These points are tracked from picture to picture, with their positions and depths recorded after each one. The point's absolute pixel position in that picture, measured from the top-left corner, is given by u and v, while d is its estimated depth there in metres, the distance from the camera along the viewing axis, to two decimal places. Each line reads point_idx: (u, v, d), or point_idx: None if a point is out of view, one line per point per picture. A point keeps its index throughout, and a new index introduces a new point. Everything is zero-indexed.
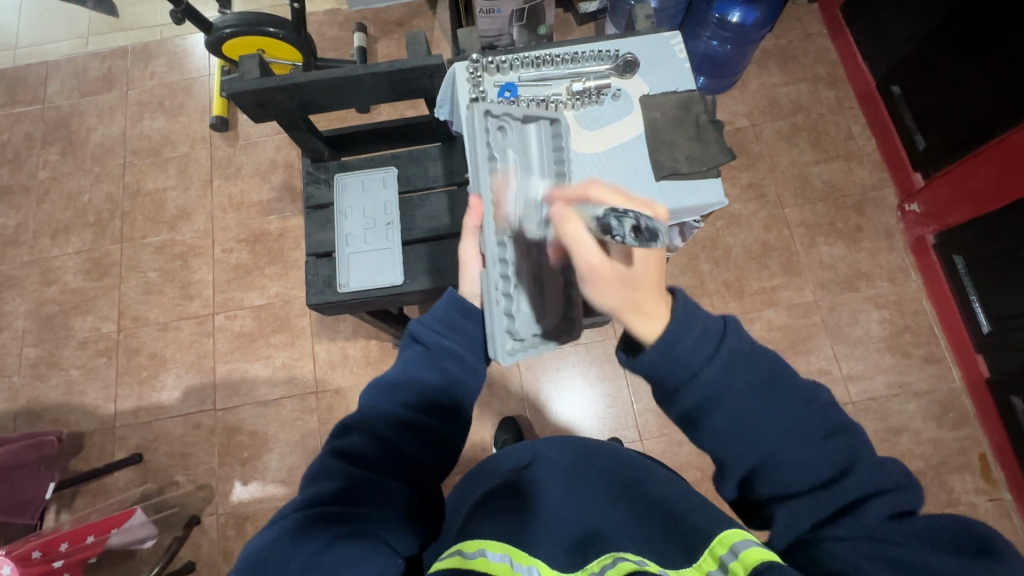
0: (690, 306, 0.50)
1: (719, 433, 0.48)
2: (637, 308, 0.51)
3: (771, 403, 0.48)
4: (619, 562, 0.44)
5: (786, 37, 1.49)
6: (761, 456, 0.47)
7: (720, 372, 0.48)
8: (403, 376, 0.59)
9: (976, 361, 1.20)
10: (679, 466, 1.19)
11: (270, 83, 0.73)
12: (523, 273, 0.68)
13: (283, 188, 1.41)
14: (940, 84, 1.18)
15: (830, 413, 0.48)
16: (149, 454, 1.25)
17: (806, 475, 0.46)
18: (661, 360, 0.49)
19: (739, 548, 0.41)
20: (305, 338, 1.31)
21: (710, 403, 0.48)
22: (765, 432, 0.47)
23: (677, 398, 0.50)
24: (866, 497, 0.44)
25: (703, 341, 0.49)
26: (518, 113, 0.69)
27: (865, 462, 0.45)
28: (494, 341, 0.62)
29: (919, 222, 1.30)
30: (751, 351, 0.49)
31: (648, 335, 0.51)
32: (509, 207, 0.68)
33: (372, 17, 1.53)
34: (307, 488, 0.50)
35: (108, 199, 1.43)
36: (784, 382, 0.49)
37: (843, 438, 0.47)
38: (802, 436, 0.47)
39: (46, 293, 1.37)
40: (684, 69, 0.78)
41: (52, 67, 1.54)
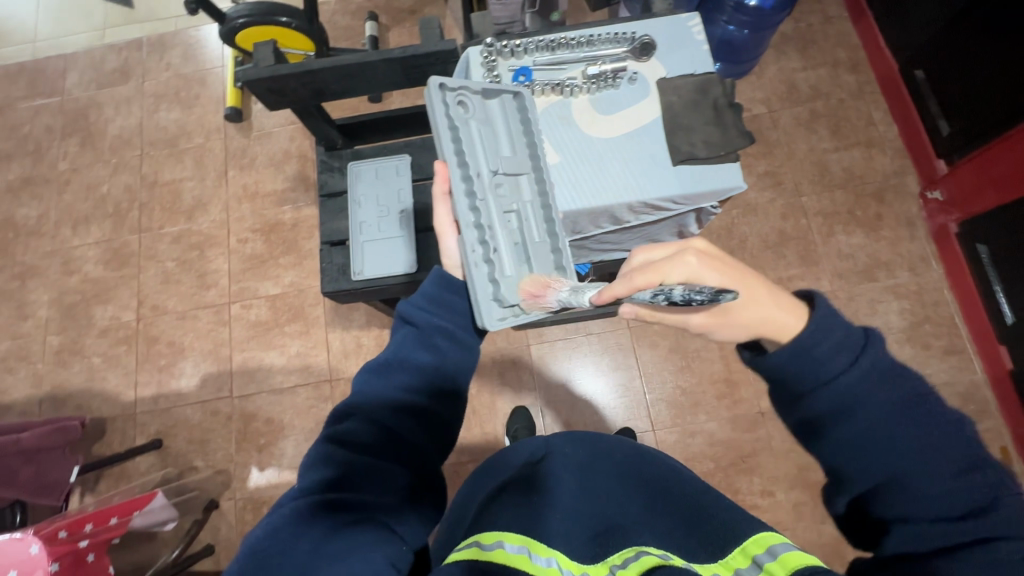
0: (833, 314, 0.49)
1: (849, 447, 0.46)
2: (762, 321, 0.50)
3: (916, 426, 0.45)
4: (642, 556, 0.44)
5: (806, 21, 1.46)
6: (891, 474, 0.44)
7: (859, 380, 0.47)
8: (394, 355, 0.59)
9: (1000, 353, 1.17)
10: (690, 456, 1.19)
11: (285, 71, 0.73)
12: (506, 239, 0.68)
13: (297, 178, 1.42)
14: (966, 68, 1.14)
15: (972, 447, 0.45)
16: (168, 440, 1.28)
17: (932, 508, 0.43)
18: (791, 360, 0.49)
19: (776, 551, 0.41)
20: (320, 327, 1.32)
21: (843, 411, 0.47)
22: (894, 446, 0.45)
23: (805, 400, 0.49)
24: (1001, 536, 0.40)
25: (843, 348, 0.48)
26: (475, 87, 0.69)
27: (1009, 504, 0.42)
28: (480, 309, 0.62)
29: (942, 210, 1.26)
30: (894, 367, 0.47)
31: (782, 335, 0.50)
32: (479, 174, 0.68)
33: (384, 5, 1.52)
34: (307, 477, 0.51)
35: (126, 190, 1.45)
36: (930, 409, 0.46)
37: (984, 475, 0.43)
38: (934, 467, 0.44)
39: (68, 282, 1.40)
40: (701, 52, 0.77)
41: (70, 59, 1.56)
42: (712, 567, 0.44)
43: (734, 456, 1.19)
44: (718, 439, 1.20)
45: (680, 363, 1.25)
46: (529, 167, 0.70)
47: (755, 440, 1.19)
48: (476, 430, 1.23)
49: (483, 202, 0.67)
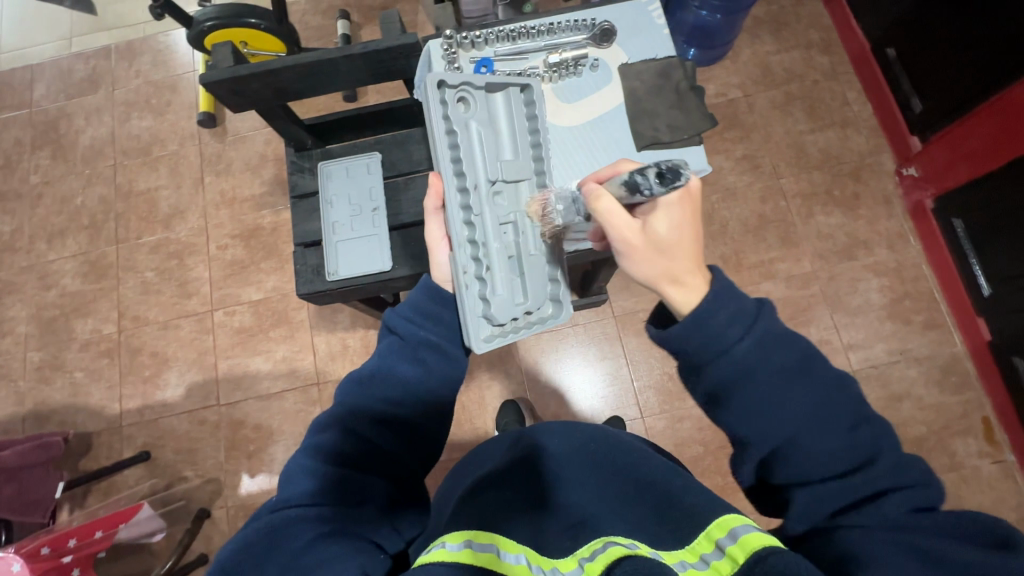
0: (729, 283, 0.49)
1: (749, 417, 0.46)
2: (676, 277, 0.50)
3: (808, 389, 0.45)
4: (608, 547, 0.44)
5: (779, 3, 1.46)
6: (786, 440, 0.45)
7: (754, 351, 0.46)
8: (378, 367, 0.59)
9: (978, 325, 1.19)
10: (679, 441, 1.20)
11: (244, 71, 0.72)
12: (500, 255, 0.66)
13: (275, 182, 1.41)
14: (936, 42, 1.15)
15: (859, 405, 0.46)
16: (156, 451, 1.26)
17: (827, 469, 0.45)
18: (693, 330, 0.47)
19: (738, 534, 0.41)
20: (305, 330, 1.31)
21: (740, 381, 0.46)
22: (787, 414, 0.45)
23: (704, 373, 0.48)
24: (886, 490, 0.43)
25: (736, 319, 0.47)
26: (478, 83, 0.66)
27: (889, 457, 0.44)
28: (468, 330, 0.62)
29: (917, 186, 1.28)
30: (783, 334, 0.47)
31: (682, 305, 0.50)
32: (477, 186, 0.65)
33: (356, 3, 1.51)
34: (290, 486, 0.51)
35: (101, 201, 1.43)
36: (817, 370, 0.46)
37: (870, 429, 0.45)
38: (830, 427, 0.45)
39: (46, 297, 1.37)
40: (663, 36, 0.77)
41: (37, 70, 1.53)
42: (678, 554, 0.44)
43: (723, 439, 1.20)
44: (706, 423, 1.21)
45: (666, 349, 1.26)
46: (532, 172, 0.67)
47: None
48: (466, 426, 1.23)
49: (480, 217, 0.65)
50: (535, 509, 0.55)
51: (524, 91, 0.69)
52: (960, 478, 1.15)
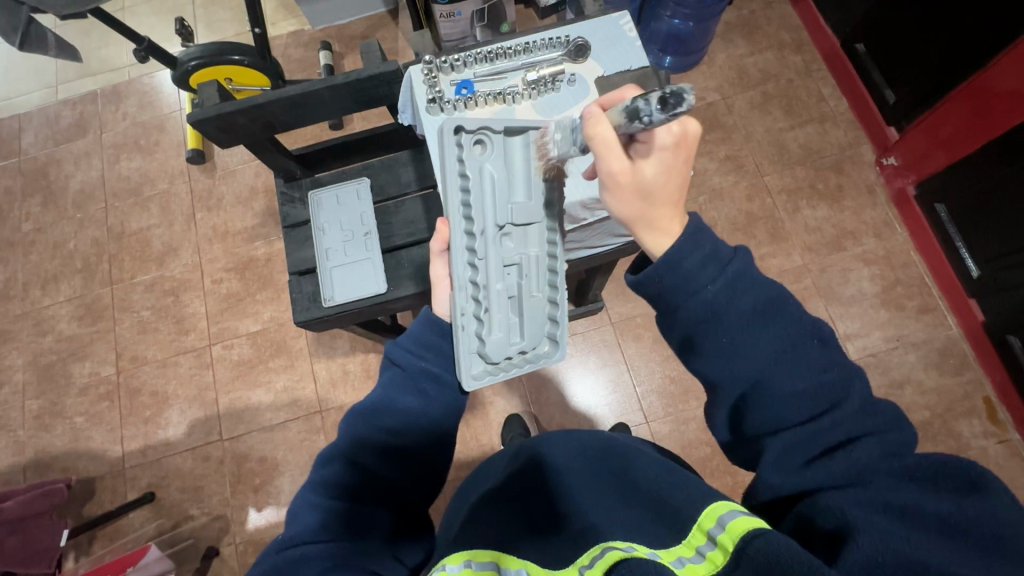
0: (703, 227, 0.47)
1: (719, 357, 0.47)
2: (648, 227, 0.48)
3: (778, 328, 0.46)
4: (607, 552, 0.44)
5: (748, 8, 1.50)
6: (753, 381, 0.46)
7: (723, 293, 0.46)
8: (379, 401, 0.59)
9: (971, 306, 1.20)
10: (686, 443, 1.20)
11: (230, 107, 0.74)
12: (501, 295, 0.63)
13: (266, 213, 1.42)
14: (905, 34, 1.18)
15: (832, 350, 0.46)
16: (161, 491, 1.25)
17: (799, 412, 0.45)
18: (663, 274, 0.47)
19: (724, 522, 0.42)
20: (305, 358, 1.31)
21: (710, 322, 0.46)
22: (755, 354, 0.46)
23: (677, 313, 0.48)
24: (855, 437, 0.44)
25: (710, 262, 0.46)
26: (498, 126, 0.56)
27: (857, 401, 0.44)
28: (461, 365, 0.61)
29: (898, 174, 1.30)
30: (755, 277, 0.47)
31: (657, 247, 0.48)
32: (484, 230, 0.60)
33: (336, 34, 1.54)
34: (298, 522, 0.52)
35: (94, 244, 1.43)
36: (789, 312, 0.46)
37: (839, 372, 0.45)
38: (801, 368, 0.45)
39: (43, 343, 1.37)
40: (636, 48, 0.79)
41: (24, 119, 1.54)
42: (676, 549, 0.44)
43: None
44: None
45: (666, 352, 1.26)
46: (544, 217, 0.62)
47: None
48: (471, 443, 1.23)
49: (484, 260, 0.61)
50: (542, 526, 0.55)
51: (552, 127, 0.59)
52: (968, 460, 1.15)
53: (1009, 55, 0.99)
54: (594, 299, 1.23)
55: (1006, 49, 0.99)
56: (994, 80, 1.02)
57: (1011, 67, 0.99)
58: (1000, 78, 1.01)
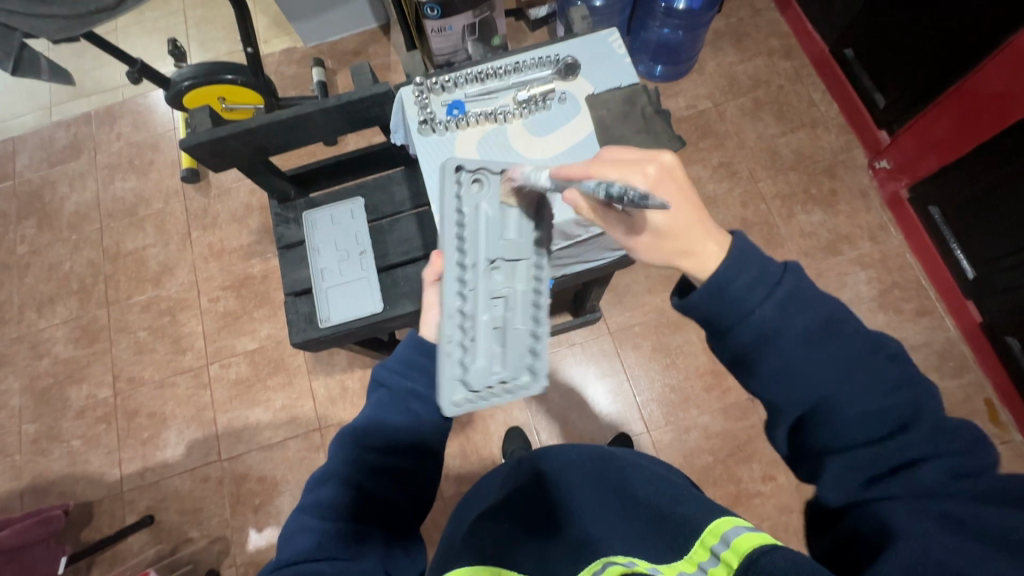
0: (751, 246, 0.46)
1: (778, 380, 0.45)
2: (689, 249, 0.49)
3: (835, 348, 0.44)
4: (609, 566, 0.47)
5: (736, 16, 1.51)
6: (816, 400, 0.44)
7: (776, 314, 0.45)
8: (372, 420, 0.58)
9: (968, 308, 1.20)
10: (688, 452, 1.20)
11: (223, 131, 0.74)
12: (486, 325, 0.61)
13: (262, 230, 1.42)
14: (894, 39, 1.19)
15: (900, 367, 0.45)
16: (159, 514, 1.24)
17: (861, 433, 0.43)
18: (711, 299, 0.46)
19: (728, 539, 0.41)
20: (302, 375, 1.30)
21: (766, 343, 0.45)
22: (817, 373, 0.44)
23: (730, 335, 0.47)
24: (921, 458, 0.42)
25: (760, 281, 0.45)
26: (497, 166, 0.59)
27: (929, 420, 0.42)
28: (442, 390, 0.57)
29: (891, 177, 1.31)
30: (811, 295, 0.45)
31: (702, 272, 0.48)
32: (475, 262, 0.60)
33: (328, 51, 1.55)
34: (292, 547, 0.51)
35: (90, 265, 1.43)
36: (846, 333, 0.45)
37: (907, 393, 0.43)
38: (862, 382, 0.44)
39: (39, 366, 1.36)
40: (625, 65, 0.80)
41: (19, 142, 1.55)
42: (677, 564, 0.44)
43: (731, 446, 1.19)
44: (713, 431, 1.20)
45: (665, 360, 1.26)
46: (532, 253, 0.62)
47: (749, 427, 1.20)
48: (472, 457, 1.22)
49: (474, 289, 0.60)
50: (541, 538, 0.54)
51: None
52: None
53: (996, 59, 0.99)
54: (591, 310, 1.22)
55: (993, 52, 1.00)
56: (980, 84, 1.03)
57: (999, 71, 0.99)
58: (988, 81, 1.02)
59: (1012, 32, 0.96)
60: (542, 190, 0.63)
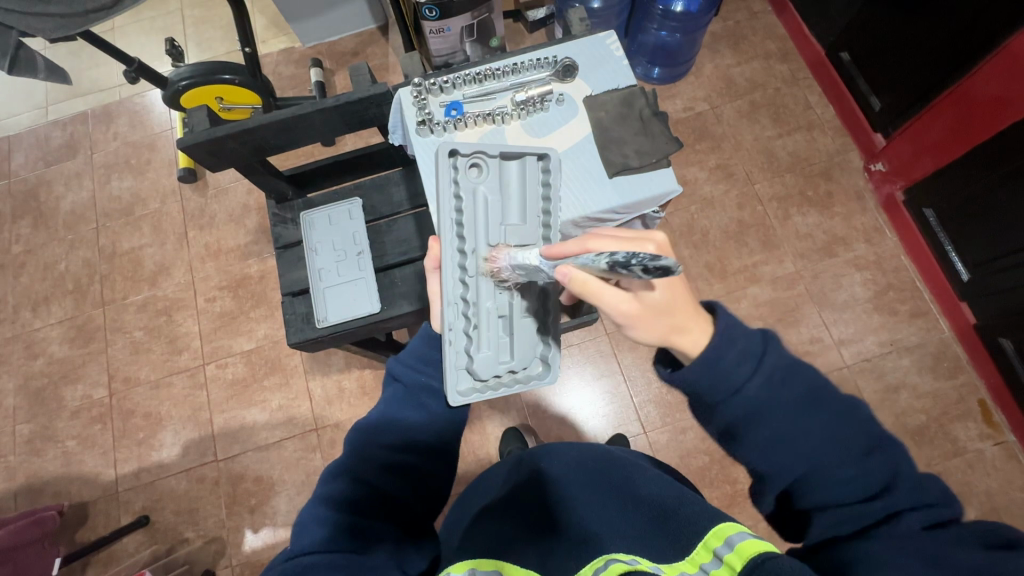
0: (733, 321, 0.48)
1: (764, 449, 0.46)
2: (676, 328, 0.49)
3: (817, 418, 0.46)
4: (610, 564, 0.45)
5: (734, 18, 1.52)
6: (804, 470, 0.45)
7: (763, 389, 0.46)
8: (386, 416, 0.60)
9: (961, 309, 1.21)
10: (685, 452, 1.20)
11: (222, 131, 0.74)
12: (491, 315, 0.64)
13: (259, 230, 1.42)
14: (889, 43, 1.20)
15: (870, 427, 0.46)
16: (155, 515, 1.23)
17: (846, 494, 0.44)
18: (702, 371, 0.47)
19: (733, 542, 0.42)
20: (299, 376, 1.30)
21: (751, 416, 0.46)
22: (803, 445, 0.46)
23: (718, 410, 0.48)
24: (904, 509, 0.43)
25: (746, 356, 0.47)
26: (493, 152, 0.63)
27: (907, 479, 0.44)
28: (447, 379, 0.61)
29: (886, 180, 1.32)
30: (791, 366, 0.47)
31: (689, 352, 0.49)
32: (476, 249, 0.63)
33: (326, 51, 1.55)
34: (300, 539, 0.50)
35: (85, 265, 1.42)
36: (827, 398, 0.47)
37: (883, 454, 0.45)
38: (842, 452, 0.45)
39: (33, 366, 1.36)
40: (622, 67, 0.80)
41: (14, 140, 1.54)
42: (679, 565, 0.44)
43: None
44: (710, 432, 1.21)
45: None
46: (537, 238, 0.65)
47: None
48: (469, 457, 1.22)
49: (476, 277, 0.63)
50: (543, 534, 0.54)
51: (542, 159, 0.66)
52: (964, 463, 1.16)
53: (992, 62, 1.00)
54: (589, 311, 1.20)
55: (989, 56, 1.01)
56: (976, 88, 1.04)
57: (993, 75, 1.00)
58: (982, 86, 1.03)
59: (1007, 36, 0.96)
60: (547, 175, 0.66)
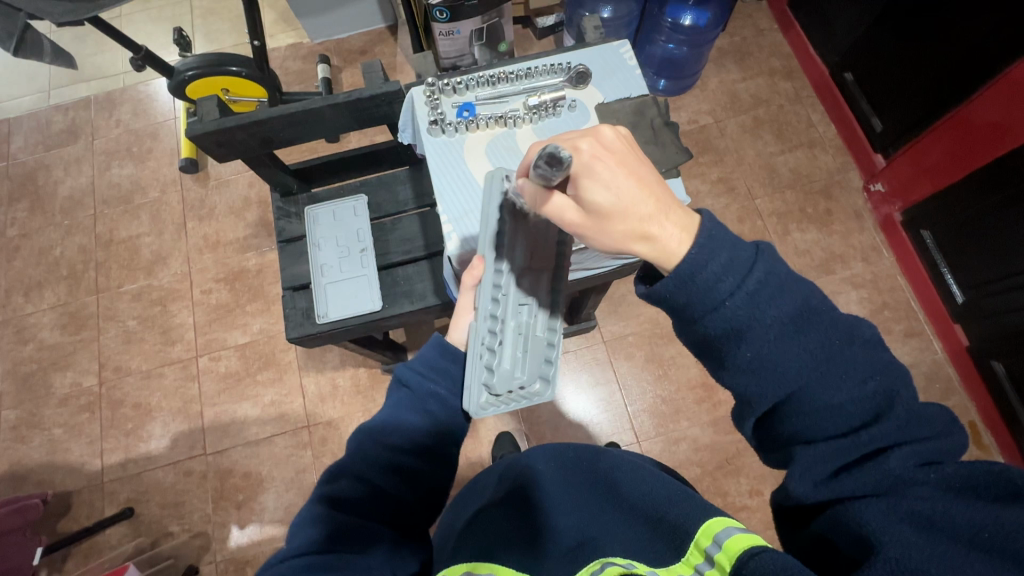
0: (718, 228, 0.45)
1: (745, 372, 0.44)
2: (642, 231, 0.46)
3: (808, 338, 0.43)
4: (608, 567, 0.46)
5: (740, 35, 1.54)
6: (786, 393, 0.43)
7: (746, 306, 0.43)
8: (389, 419, 0.57)
9: (955, 331, 1.22)
10: (677, 463, 1.20)
11: (231, 123, 0.74)
12: (512, 330, 0.67)
13: (259, 224, 1.41)
14: (892, 67, 1.22)
15: (872, 352, 0.43)
16: (140, 507, 1.22)
17: (835, 425, 0.42)
18: (680, 290, 0.44)
19: (722, 540, 0.41)
20: (293, 372, 1.29)
21: (734, 334, 0.44)
22: (789, 365, 0.43)
23: (698, 323, 0.45)
24: (894, 444, 0.41)
25: (729, 270, 0.43)
26: None
27: (903, 407, 0.41)
28: (470, 394, 0.61)
29: (885, 201, 1.33)
30: (785, 282, 0.44)
31: (667, 260, 0.46)
32: (512, 269, 0.65)
33: (334, 48, 1.55)
34: (295, 537, 0.48)
35: (81, 251, 1.41)
36: (821, 317, 0.44)
37: (882, 381, 0.42)
38: (839, 376, 0.42)
39: (23, 351, 1.34)
40: (635, 76, 0.80)
41: (15, 123, 1.53)
42: (675, 567, 0.44)
43: (720, 459, 1.20)
44: (703, 444, 1.21)
45: (658, 371, 1.26)
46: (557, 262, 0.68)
47: (737, 440, 1.21)
48: (461, 460, 1.21)
49: (506, 295, 0.66)
50: (531, 535, 0.54)
51: None
52: None
53: (992, 89, 1.02)
54: (586, 318, 1.24)
55: (989, 83, 1.03)
56: (977, 113, 1.05)
57: (993, 101, 1.02)
58: (981, 112, 1.04)
59: (1008, 64, 0.98)
60: None
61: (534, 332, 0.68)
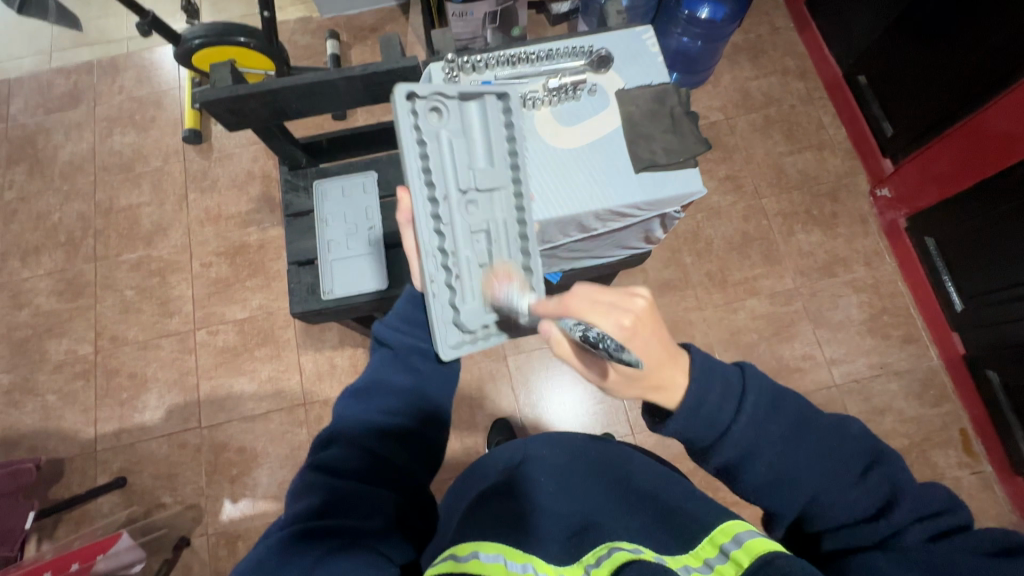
0: (709, 361, 0.50)
1: (762, 490, 0.49)
2: (656, 385, 0.50)
3: (810, 444, 0.49)
4: (614, 552, 0.45)
5: (755, 32, 1.52)
6: (806, 498, 0.48)
7: (750, 429, 0.49)
8: (373, 378, 0.60)
9: (952, 339, 1.23)
10: (670, 456, 1.21)
11: (243, 90, 0.73)
12: (472, 262, 0.65)
13: (261, 199, 1.39)
14: (905, 72, 1.21)
15: (864, 444, 0.49)
16: (133, 476, 1.22)
17: (850, 513, 0.48)
18: (691, 424, 0.49)
19: (741, 539, 0.43)
20: (292, 349, 1.29)
21: (744, 456, 0.49)
22: (805, 469, 0.48)
23: (712, 455, 0.50)
24: (908, 521, 0.46)
25: (728, 395, 0.49)
26: (452, 92, 0.65)
27: (905, 489, 0.47)
28: (437, 335, 0.62)
29: (891, 206, 1.33)
30: (776, 399, 0.50)
31: (672, 401, 0.51)
32: (447, 196, 0.65)
33: (345, 24, 1.53)
34: (294, 505, 0.49)
35: (79, 218, 1.39)
36: (818, 425, 0.50)
37: (880, 468, 0.48)
38: (844, 475, 0.48)
39: (18, 317, 1.33)
40: (657, 63, 0.80)
41: (15, 84, 1.50)
42: (682, 558, 0.45)
43: None
44: None
45: None
46: (507, 180, 0.67)
47: None
48: (457, 445, 1.22)
49: (450, 226, 0.65)
50: (535, 523, 0.53)
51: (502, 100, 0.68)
52: None
53: (1003, 100, 1.01)
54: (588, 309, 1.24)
55: (1004, 91, 1.02)
56: (988, 122, 1.04)
57: (1005, 109, 1.00)
58: (995, 120, 1.03)
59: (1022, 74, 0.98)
60: (509, 115, 0.68)
61: (503, 258, 0.66)
